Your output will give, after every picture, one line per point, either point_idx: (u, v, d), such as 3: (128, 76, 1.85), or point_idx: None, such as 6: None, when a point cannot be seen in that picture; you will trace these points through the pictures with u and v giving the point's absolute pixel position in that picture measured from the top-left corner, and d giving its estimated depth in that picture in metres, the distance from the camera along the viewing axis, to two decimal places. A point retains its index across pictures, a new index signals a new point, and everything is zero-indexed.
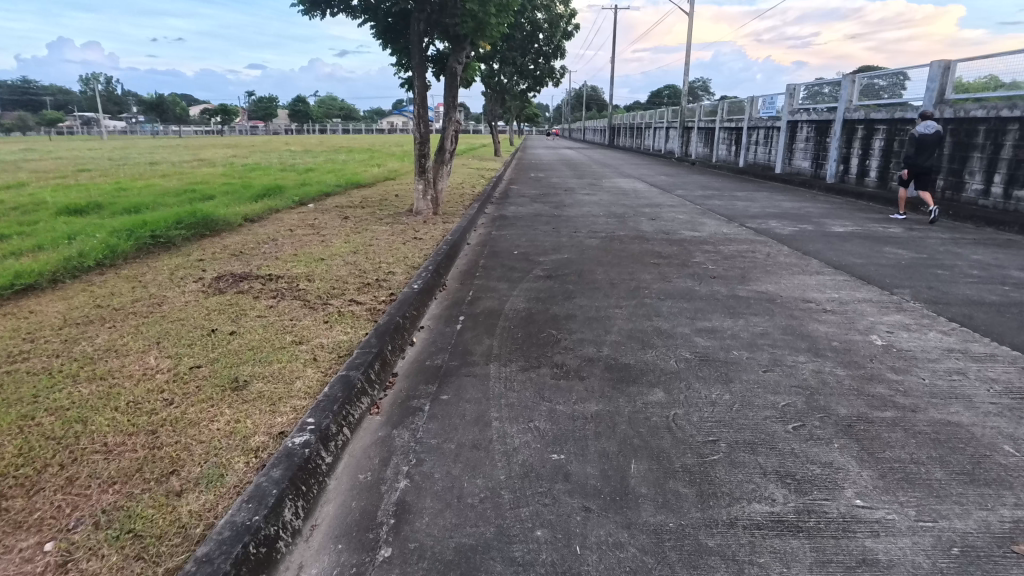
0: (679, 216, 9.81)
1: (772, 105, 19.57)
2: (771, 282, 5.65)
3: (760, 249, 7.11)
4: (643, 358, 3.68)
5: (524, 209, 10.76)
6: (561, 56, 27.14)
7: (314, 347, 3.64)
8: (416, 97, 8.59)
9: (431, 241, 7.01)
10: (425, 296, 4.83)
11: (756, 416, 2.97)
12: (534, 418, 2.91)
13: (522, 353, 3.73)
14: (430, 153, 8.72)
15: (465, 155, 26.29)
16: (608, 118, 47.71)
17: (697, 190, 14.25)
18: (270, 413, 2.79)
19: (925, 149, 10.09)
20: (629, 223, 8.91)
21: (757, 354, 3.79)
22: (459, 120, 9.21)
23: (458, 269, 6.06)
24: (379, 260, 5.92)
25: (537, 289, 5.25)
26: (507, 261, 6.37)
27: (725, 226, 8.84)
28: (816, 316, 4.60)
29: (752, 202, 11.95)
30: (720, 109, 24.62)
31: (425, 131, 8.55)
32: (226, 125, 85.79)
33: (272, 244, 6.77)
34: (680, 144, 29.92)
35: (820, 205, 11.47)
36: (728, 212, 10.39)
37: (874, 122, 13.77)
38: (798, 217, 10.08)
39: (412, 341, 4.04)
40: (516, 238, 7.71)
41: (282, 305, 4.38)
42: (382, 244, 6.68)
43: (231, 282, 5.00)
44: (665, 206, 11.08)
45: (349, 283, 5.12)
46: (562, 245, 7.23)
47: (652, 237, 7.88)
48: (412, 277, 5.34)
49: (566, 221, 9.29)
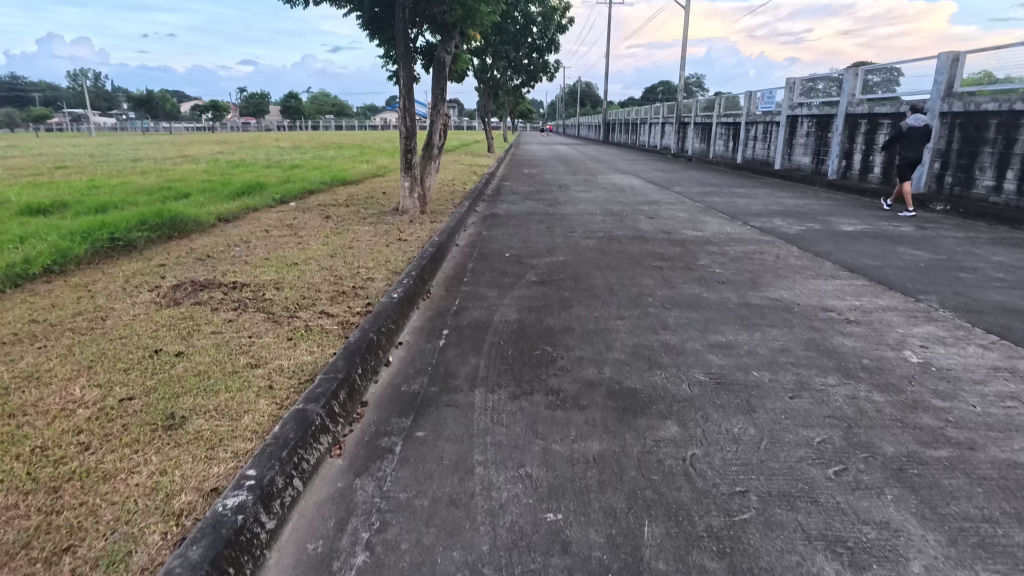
0: (679, 214, 9.36)
1: (771, 99, 19.14)
2: (784, 287, 5.19)
3: (768, 250, 6.65)
4: (651, 381, 3.21)
5: (517, 207, 10.26)
6: (555, 51, 26.65)
7: (271, 371, 3.14)
8: (402, 88, 8.07)
9: (417, 243, 6.51)
10: (405, 306, 4.34)
11: (790, 457, 2.50)
12: (526, 463, 2.44)
13: (512, 376, 3.26)
14: (417, 148, 8.21)
15: (457, 151, 25.74)
16: (603, 114, 47.21)
17: (696, 186, 13.80)
18: (204, 462, 2.30)
19: (914, 142, 10.45)
20: (628, 222, 8.45)
21: (780, 375, 3.33)
22: (448, 113, 8.70)
23: (444, 274, 5.57)
24: (358, 264, 5.41)
25: (530, 297, 4.76)
26: (497, 265, 5.88)
27: (729, 225, 8.39)
28: (839, 328, 4.15)
29: (754, 198, 11.52)
30: (717, 103, 24.19)
31: (411, 124, 8.04)
32: (216, 121, 84.81)
33: (244, 246, 6.25)
34: (676, 140, 29.46)
35: (825, 202, 11.04)
36: (730, 210, 9.95)
37: (878, 116, 13.35)
38: (804, 214, 9.64)
39: (387, 361, 3.55)
40: (508, 239, 7.22)
41: (242, 320, 3.87)
42: (363, 246, 6.17)
43: (189, 291, 4.49)
44: (664, 203, 10.61)
45: (322, 291, 4.62)
46: (557, 246, 6.75)
47: (652, 237, 7.41)
48: (392, 284, 4.84)
49: (561, 220, 8.81)
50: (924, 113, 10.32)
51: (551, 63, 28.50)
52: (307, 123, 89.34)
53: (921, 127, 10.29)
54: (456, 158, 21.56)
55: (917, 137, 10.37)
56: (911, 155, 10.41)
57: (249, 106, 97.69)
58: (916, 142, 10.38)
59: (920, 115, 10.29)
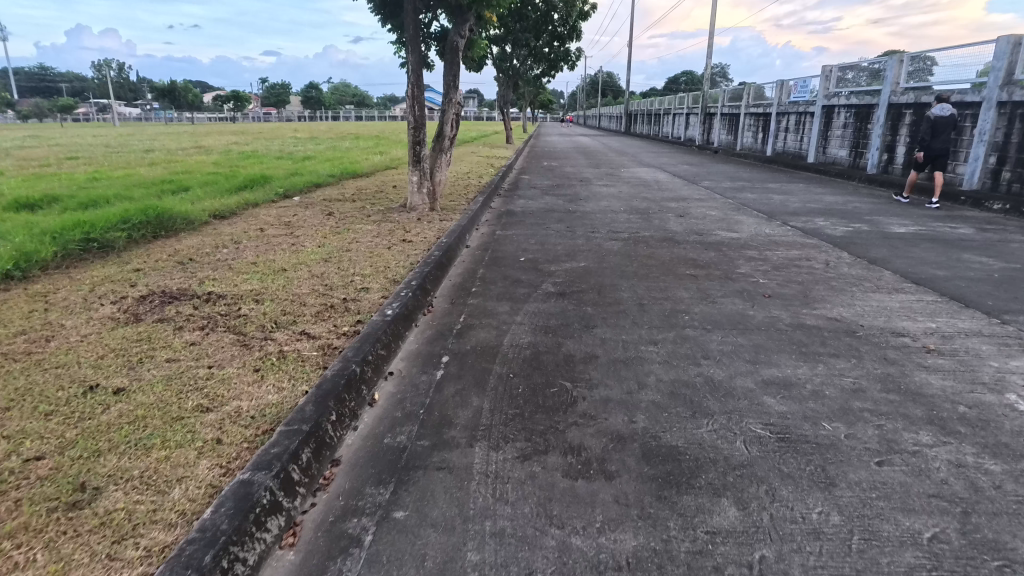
0: (710, 212, 8.63)
1: (805, 88, 18.10)
2: (842, 303, 4.48)
3: (815, 256, 5.93)
4: (696, 438, 2.56)
5: (535, 203, 9.61)
6: (577, 38, 25.79)
7: (224, 418, 2.54)
8: (410, 74, 7.40)
9: (422, 245, 5.90)
10: (400, 325, 3.72)
11: (895, 567, 1.84)
12: (536, 568, 1.81)
13: (522, 426, 2.63)
14: (426, 139, 7.56)
15: (474, 142, 25.11)
16: (625, 104, 46.10)
17: (726, 181, 13.01)
18: (102, 565, 1.72)
19: (939, 132, 10.27)
20: (655, 221, 7.76)
21: (858, 430, 2.66)
22: (460, 102, 8.01)
23: (450, 283, 4.95)
24: (352, 272, 4.82)
25: (546, 314, 4.12)
26: (511, 273, 5.24)
27: (767, 225, 7.66)
28: (919, 360, 3.46)
29: (790, 195, 10.71)
30: (745, 94, 23.16)
31: (420, 114, 7.39)
32: (237, 112, 85.20)
33: (233, 248, 5.68)
34: (701, 131, 28.45)
35: (868, 200, 10.20)
36: (766, 208, 9.18)
37: (924, 106, 12.37)
38: (847, 214, 8.85)
39: (372, 399, 2.94)
40: (524, 240, 6.58)
41: (206, 344, 3.29)
42: (361, 249, 5.58)
43: (155, 304, 3.92)
44: (692, 200, 9.87)
45: (306, 305, 4.03)
46: (578, 249, 6.10)
47: (683, 239, 6.72)
48: (388, 296, 4.23)
49: (581, 218, 8.15)
50: (950, 103, 10.13)
51: (572, 52, 27.65)
52: (327, 113, 89.33)
53: (948, 117, 10.08)
54: (473, 149, 20.98)
55: (944, 127, 10.18)
56: (937, 145, 10.23)
57: (270, 95, 97.86)
58: (942, 132, 10.20)
59: (946, 104, 10.08)
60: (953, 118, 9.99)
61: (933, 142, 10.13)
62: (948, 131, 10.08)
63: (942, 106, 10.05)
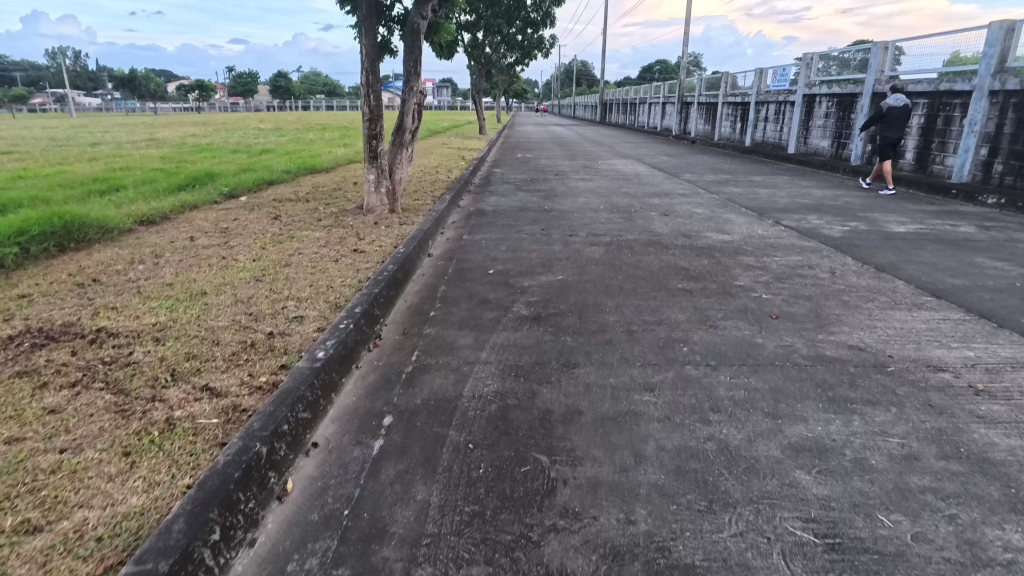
0: (696, 210, 8.01)
1: (785, 76, 17.62)
2: (860, 325, 3.86)
3: (818, 263, 5.33)
4: (718, 550, 1.88)
5: (507, 201, 8.88)
6: (550, 25, 24.96)
7: (54, 546, 1.79)
8: (363, 58, 6.56)
9: (376, 255, 5.12)
10: (333, 373, 2.97)
11: None
12: None
13: (481, 537, 1.93)
14: (384, 132, 6.74)
15: (447, 133, 24.23)
16: (600, 93, 45.49)
17: (708, 174, 12.44)
18: None
19: (893, 122, 10.68)
20: (638, 222, 7.10)
21: (928, 527, 2.00)
22: (423, 91, 7.18)
23: (405, 305, 4.20)
24: (286, 294, 4.04)
25: (518, 348, 3.40)
26: (477, 289, 4.51)
27: (759, 225, 7.06)
28: (970, 407, 2.82)
29: (776, 189, 10.17)
30: (722, 82, 22.65)
31: (376, 104, 6.55)
32: (201, 101, 82.40)
33: (150, 263, 4.83)
34: (678, 121, 27.93)
35: (858, 195, 9.71)
36: (754, 204, 8.59)
37: (910, 95, 11.95)
38: (840, 210, 8.32)
39: (283, 491, 2.20)
40: (494, 247, 5.85)
41: (69, 413, 2.51)
42: (303, 263, 4.78)
43: (21, 350, 3.10)
44: (676, 196, 9.24)
45: (219, 345, 3.25)
46: (554, 258, 5.39)
47: (670, 243, 6.07)
48: (324, 329, 3.47)
49: (558, 217, 7.45)
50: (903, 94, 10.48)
51: (546, 39, 26.82)
52: (297, 103, 86.97)
53: (901, 107, 10.46)
54: (444, 140, 20.12)
55: (897, 116, 10.55)
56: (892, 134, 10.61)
57: (236, 85, 94.81)
58: (896, 121, 10.58)
59: (899, 94, 10.44)
60: (905, 107, 10.37)
61: (888, 132, 10.51)
62: (902, 120, 10.45)
63: (895, 96, 10.42)
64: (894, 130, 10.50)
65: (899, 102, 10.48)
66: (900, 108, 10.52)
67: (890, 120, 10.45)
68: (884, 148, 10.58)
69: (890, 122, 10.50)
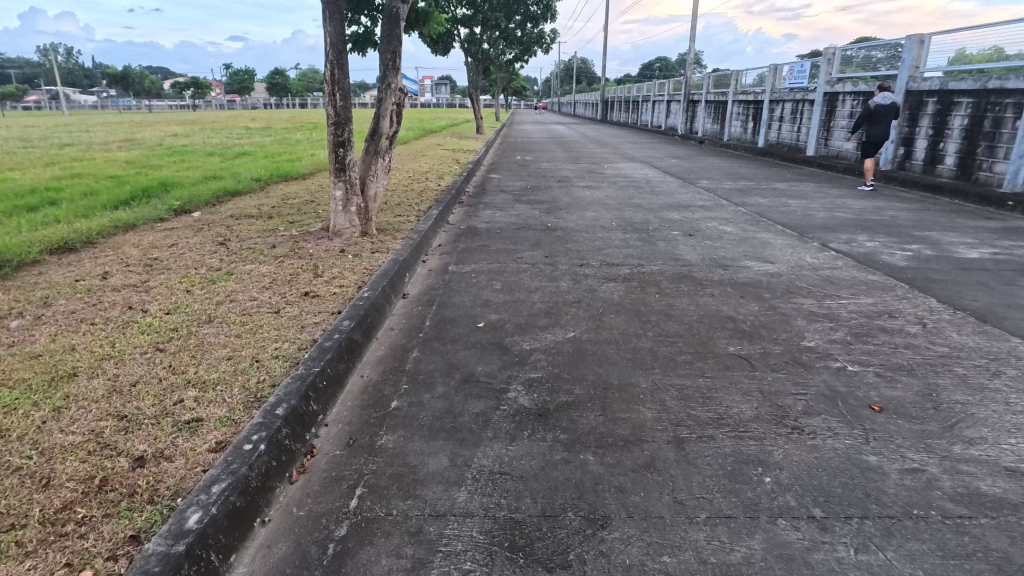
0: (724, 228, 6.85)
1: (802, 72, 16.45)
2: (1010, 428, 2.68)
3: (899, 309, 4.20)
4: None
5: (504, 215, 7.72)
6: (551, 18, 23.80)
7: None
8: (327, 48, 5.32)
9: (332, 302, 3.96)
10: (210, 557, 1.81)
11: None
12: None
13: None
14: (353, 139, 5.53)
15: (441, 133, 23.03)
16: (600, 91, 44.39)
17: (726, 180, 11.28)
18: None
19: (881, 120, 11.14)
20: (660, 246, 5.94)
21: None
22: (403, 88, 5.98)
23: (359, 387, 3.04)
24: (188, 374, 2.88)
25: (516, 482, 2.23)
26: (460, 356, 3.34)
27: (804, 251, 5.90)
28: None
29: (808, 201, 9.00)
30: (732, 80, 21.48)
31: (343, 105, 5.36)
32: (194, 98, 81.03)
33: (31, 317, 3.67)
34: (684, 120, 26.74)
35: (902, 208, 8.57)
36: (790, 220, 7.43)
37: (950, 93, 10.82)
38: (888, 227, 7.18)
39: None
40: (485, 283, 4.68)
41: None
42: (230, 318, 3.61)
43: None
44: (696, 209, 8.10)
45: (48, 489, 2.09)
46: (563, 303, 4.22)
47: (704, 277, 4.92)
48: (221, 452, 2.31)
49: (563, 238, 6.29)
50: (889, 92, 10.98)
51: (546, 34, 25.61)
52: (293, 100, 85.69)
53: (888, 106, 11.05)
54: (438, 141, 19.04)
55: (884, 115, 11.16)
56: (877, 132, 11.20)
57: (232, 82, 93.15)
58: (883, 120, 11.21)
59: (886, 94, 11.09)
60: (892, 107, 10.99)
61: (874, 129, 11.11)
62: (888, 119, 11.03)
63: (883, 96, 11.07)
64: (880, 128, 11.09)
65: (887, 101, 11.08)
66: (887, 107, 11.12)
67: (876, 117, 11.09)
68: (870, 146, 11.05)
69: (876, 120, 11.14)
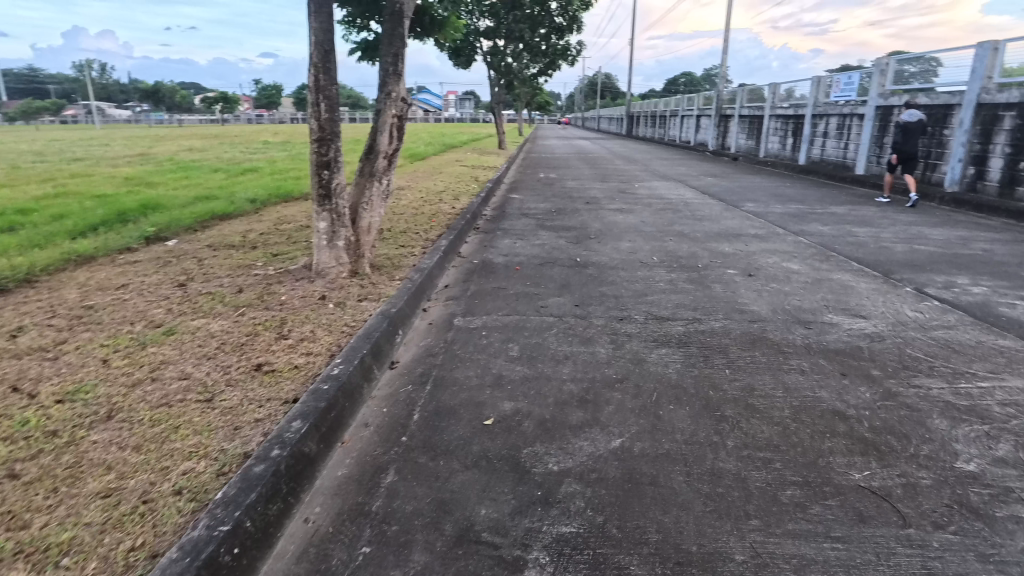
0: (789, 265, 5.70)
1: (849, 85, 15.18)
2: None
3: None
4: None
5: (525, 244, 6.67)
6: (577, 30, 22.90)
7: None
8: (311, 49, 4.36)
9: (289, 382, 2.92)
10: None
11: None
12: None
13: None
14: (341, 159, 4.55)
15: (462, 148, 22.18)
16: (626, 105, 43.36)
17: (774, 202, 10.10)
18: None
19: (912, 136, 10.47)
20: (715, 291, 4.82)
21: None
22: (407, 98, 4.99)
23: (296, 546, 1.98)
24: (29, 533, 1.86)
25: None
26: (456, 487, 2.25)
27: (899, 300, 4.71)
28: None
29: (876, 229, 7.78)
30: (769, 93, 20.24)
31: (329, 117, 4.39)
32: (222, 112, 82.15)
33: None
34: (715, 136, 25.56)
35: (992, 239, 7.31)
36: (865, 255, 6.24)
37: None
38: (987, 265, 5.96)
39: None
40: (500, 346, 3.62)
41: None
42: (139, 412, 2.59)
43: None
44: (749, 239, 6.98)
45: None
46: (602, 384, 3.12)
47: (783, 340, 3.78)
48: None
49: (595, 278, 5.19)
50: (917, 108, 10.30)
51: (572, 47, 24.73)
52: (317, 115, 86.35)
53: (916, 122, 10.38)
54: (458, 157, 18.17)
55: (915, 130, 10.49)
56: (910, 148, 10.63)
57: (259, 97, 94.34)
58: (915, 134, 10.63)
59: (914, 110, 10.37)
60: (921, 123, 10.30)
61: (905, 145, 10.54)
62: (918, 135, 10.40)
63: (909, 112, 10.37)
64: (911, 143, 10.55)
65: (914, 117, 10.39)
66: (916, 123, 10.49)
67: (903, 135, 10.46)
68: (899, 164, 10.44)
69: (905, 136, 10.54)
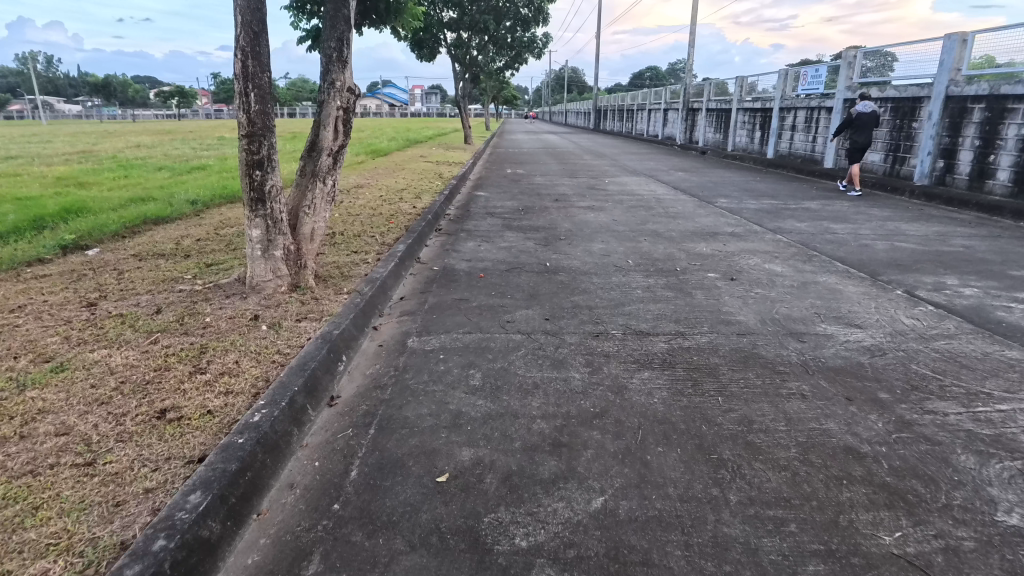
0: (772, 267, 5.35)
1: (817, 78, 15.09)
2: None
3: None
4: None
5: (491, 247, 6.19)
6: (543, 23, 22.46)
7: None
8: (238, 30, 3.76)
9: (196, 434, 2.38)
10: None
11: None
12: None
13: None
14: (276, 158, 3.99)
15: (427, 144, 21.55)
16: (593, 99, 43.08)
17: (748, 198, 9.83)
18: None
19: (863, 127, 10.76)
20: (697, 299, 4.41)
21: None
22: (354, 87, 4.44)
23: None
24: None
25: None
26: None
27: (891, 306, 4.37)
28: None
29: (853, 226, 7.54)
30: (736, 87, 20.14)
31: (259, 111, 3.82)
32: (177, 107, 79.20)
33: None
34: (682, 130, 25.44)
35: (970, 235, 7.11)
36: (848, 255, 5.93)
37: (1003, 99, 9.42)
38: (972, 264, 5.70)
39: None
40: (460, 373, 3.13)
41: None
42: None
43: None
44: (726, 238, 6.63)
45: None
46: (579, 420, 2.66)
47: (777, 357, 3.38)
48: None
49: (566, 286, 4.74)
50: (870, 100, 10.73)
51: (538, 40, 24.28)
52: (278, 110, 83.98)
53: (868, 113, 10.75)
54: (423, 152, 17.56)
55: (866, 122, 10.78)
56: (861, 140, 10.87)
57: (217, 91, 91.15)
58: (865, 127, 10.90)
59: (867, 101, 10.79)
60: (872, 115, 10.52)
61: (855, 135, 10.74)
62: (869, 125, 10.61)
63: (863, 103, 10.73)
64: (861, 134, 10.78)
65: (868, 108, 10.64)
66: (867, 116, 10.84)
67: (859, 125, 10.60)
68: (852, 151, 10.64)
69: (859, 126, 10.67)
